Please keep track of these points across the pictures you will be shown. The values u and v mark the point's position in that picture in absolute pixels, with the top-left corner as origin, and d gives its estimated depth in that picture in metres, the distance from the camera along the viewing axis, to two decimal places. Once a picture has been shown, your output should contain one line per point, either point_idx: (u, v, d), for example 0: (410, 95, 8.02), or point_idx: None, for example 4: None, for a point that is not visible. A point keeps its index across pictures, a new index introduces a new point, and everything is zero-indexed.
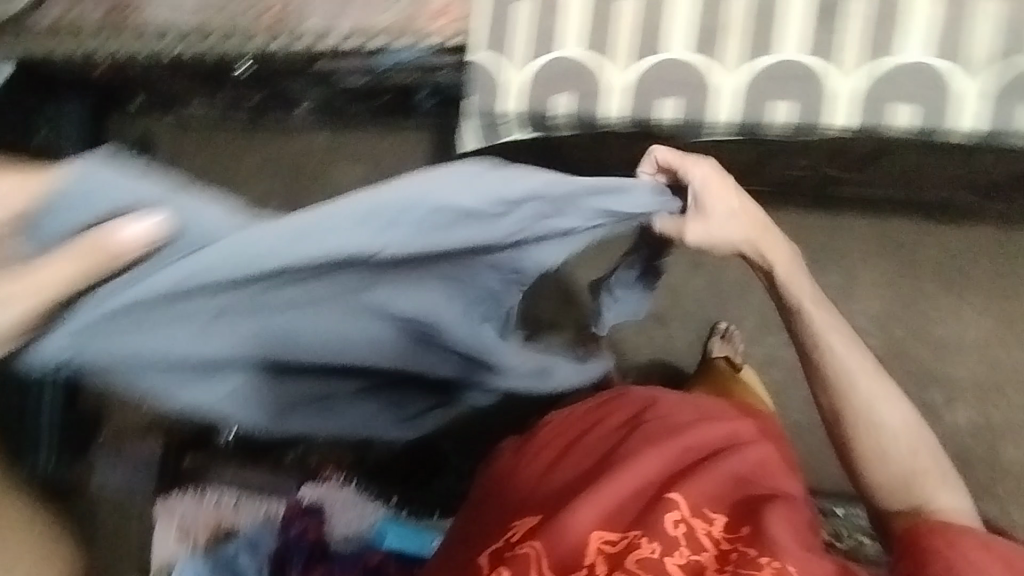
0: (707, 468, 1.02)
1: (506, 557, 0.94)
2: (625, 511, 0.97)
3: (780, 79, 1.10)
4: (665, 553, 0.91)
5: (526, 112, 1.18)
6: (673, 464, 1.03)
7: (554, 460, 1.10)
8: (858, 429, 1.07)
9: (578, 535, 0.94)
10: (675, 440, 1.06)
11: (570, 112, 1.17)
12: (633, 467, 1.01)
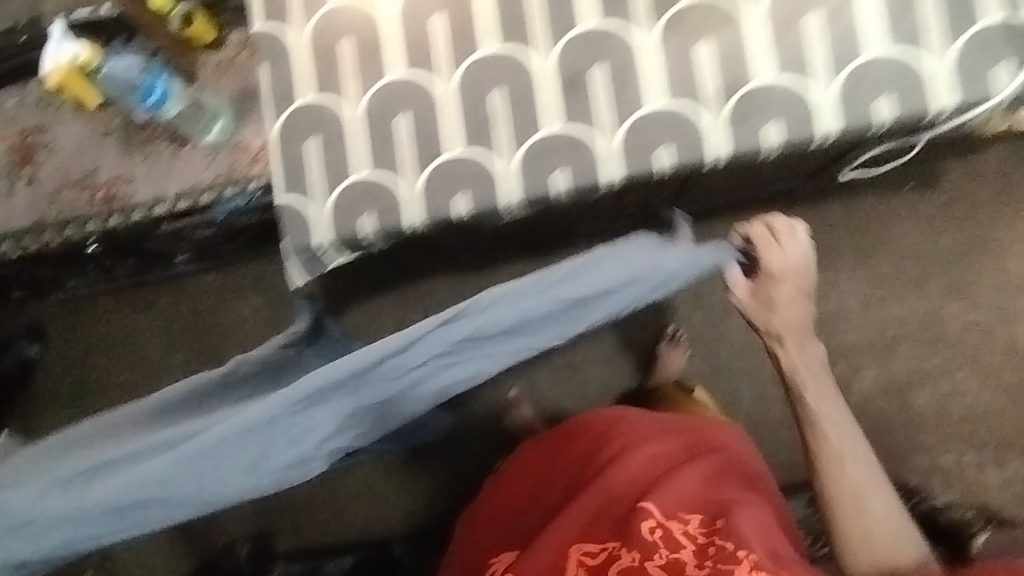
0: (679, 471, 0.92)
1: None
2: (603, 522, 0.89)
3: (575, 154, 0.93)
4: (647, 560, 0.82)
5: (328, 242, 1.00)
6: (648, 469, 0.93)
7: (529, 486, 1.03)
8: (841, 497, 0.89)
9: (559, 552, 0.88)
10: (647, 446, 0.97)
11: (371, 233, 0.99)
12: (608, 482, 0.92)
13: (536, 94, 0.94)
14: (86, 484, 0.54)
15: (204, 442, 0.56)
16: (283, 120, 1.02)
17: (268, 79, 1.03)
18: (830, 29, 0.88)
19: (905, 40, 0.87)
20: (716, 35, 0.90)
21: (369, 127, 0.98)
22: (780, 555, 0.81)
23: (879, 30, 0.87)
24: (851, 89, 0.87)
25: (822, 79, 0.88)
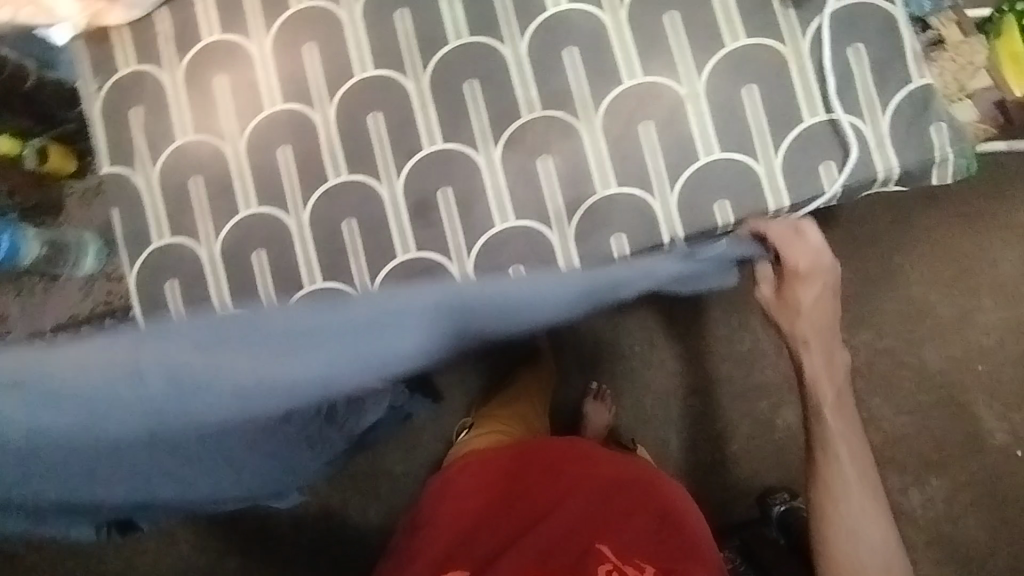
0: (630, 519, 0.85)
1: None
2: (563, 553, 0.81)
3: (431, 280, 0.93)
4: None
5: None
6: (601, 510, 0.86)
7: (484, 528, 0.87)
8: (838, 519, 0.78)
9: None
10: (601, 486, 0.90)
11: None
12: (562, 514, 0.85)
13: (384, 220, 0.95)
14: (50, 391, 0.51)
15: (227, 340, 0.57)
16: (140, 262, 1.01)
17: (120, 224, 1.02)
18: (662, 137, 0.90)
19: (733, 147, 0.89)
20: (557, 150, 0.92)
21: (224, 267, 0.98)
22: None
23: (709, 136, 0.89)
24: (694, 191, 0.89)
25: (661, 190, 0.90)
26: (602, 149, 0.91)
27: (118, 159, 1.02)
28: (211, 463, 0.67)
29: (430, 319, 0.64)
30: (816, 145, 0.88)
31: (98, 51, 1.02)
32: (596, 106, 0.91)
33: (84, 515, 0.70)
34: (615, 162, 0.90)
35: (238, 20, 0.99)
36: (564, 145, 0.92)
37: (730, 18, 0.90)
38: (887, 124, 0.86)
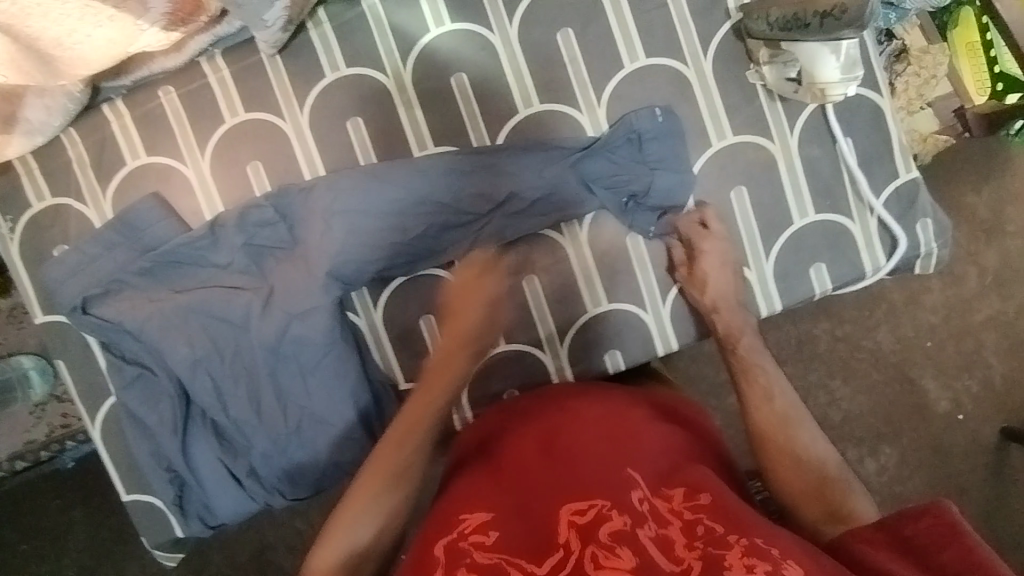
0: (646, 437, 0.72)
1: (462, 559, 0.61)
2: (590, 476, 0.67)
3: None
4: (636, 524, 0.60)
5: (193, 531, 0.93)
6: (620, 434, 0.72)
7: (489, 476, 0.71)
8: (787, 458, 0.72)
9: (541, 520, 0.64)
10: (612, 418, 0.75)
11: (230, 518, 0.93)
12: (578, 446, 0.71)
13: (367, 348, 0.92)
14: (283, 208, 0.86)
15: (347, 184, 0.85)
16: (102, 416, 0.91)
17: (66, 370, 0.91)
18: (649, 249, 0.87)
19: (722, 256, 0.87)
20: (541, 269, 0.88)
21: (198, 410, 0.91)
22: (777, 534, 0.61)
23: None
24: (684, 303, 0.88)
25: (652, 304, 0.88)
26: (589, 265, 0.87)
27: (50, 304, 0.90)
28: (270, 379, 0.88)
29: (421, 205, 0.85)
30: (804, 245, 0.86)
31: (0, 182, 0.88)
32: (580, 222, 0.87)
33: (164, 384, 0.88)
34: (601, 277, 0.88)
35: (167, 140, 0.87)
36: (549, 262, 0.88)
37: (714, 116, 0.85)
38: (874, 222, 0.85)
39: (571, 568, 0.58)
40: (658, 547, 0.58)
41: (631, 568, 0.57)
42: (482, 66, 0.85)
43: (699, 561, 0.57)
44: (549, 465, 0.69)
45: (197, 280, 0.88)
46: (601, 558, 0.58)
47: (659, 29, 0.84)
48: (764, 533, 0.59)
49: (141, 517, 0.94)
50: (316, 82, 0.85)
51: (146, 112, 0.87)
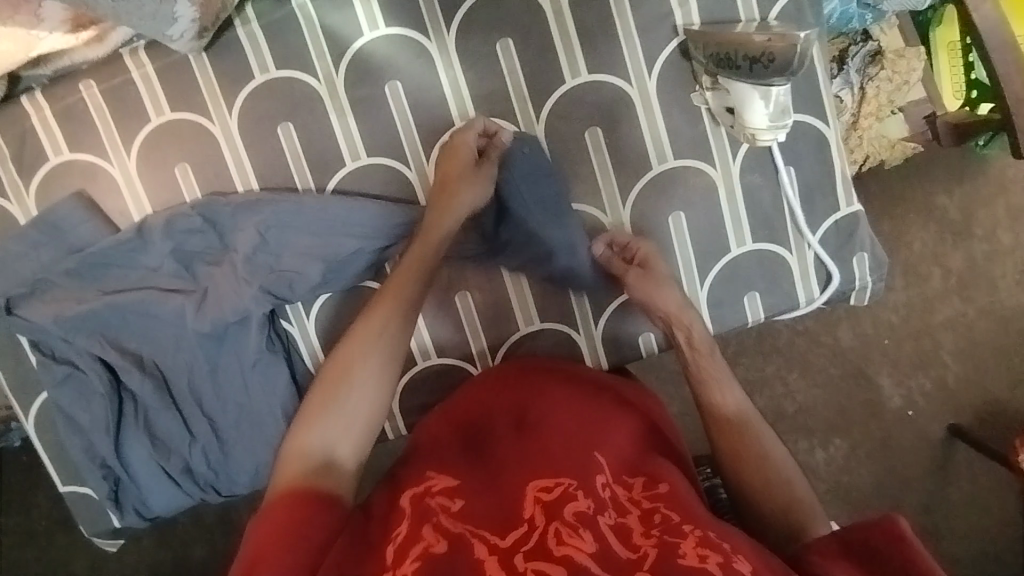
0: (615, 421, 0.72)
1: (426, 518, 0.59)
2: (561, 457, 0.65)
3: None
4: (599, 509, 0.59)
5: (130, 523, 0.95)
6: (593, 418, 0.71)
7: (457, 445, 0.70)
8: (749, 455, 0.71)
9: (507, 492, 0.62)
10: (587, 397, 0.74)
11: (165, 513, 0.94)
12: (550, 423, 0.69)
13: (298, 356, 0.92)
14: (213, 217, 0.84)
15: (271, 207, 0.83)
16: (35, 410, 0.92)
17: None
18: (585, 270, 0.87)
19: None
20: (475, 286, 0.87)
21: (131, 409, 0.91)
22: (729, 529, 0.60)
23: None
24: (618, 325, 0.89)
25: (585, 325, 0.89)
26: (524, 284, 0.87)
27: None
28: (203, 384, 0.88)
29: (357, 224, 0.84)
30: (739, 274, 0.85)
31: None
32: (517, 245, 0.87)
33: (95, 384, 0.88)
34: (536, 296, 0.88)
35: (91, 137, 0.84)
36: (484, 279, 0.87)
37: (655, 138, 0.82)
38: (812, 254, 0.84)
39: (532, 543, 0.56)
40: (617, 534, 0.57)
41: (592, 552, 0.54)
42: (418, 75, 0.81)
43: (655, 549, 0.55)
44: (523, 443, 0.68)
45: (126, 281, 0.86)
46: (564, 536, 0.56)
47: (604, 43, 0.80)
48: (715, 526, 0.59)
49: (79, 507, 0.96)
50: (245, 84, 0.82)
51: (67, 107, 0.84)
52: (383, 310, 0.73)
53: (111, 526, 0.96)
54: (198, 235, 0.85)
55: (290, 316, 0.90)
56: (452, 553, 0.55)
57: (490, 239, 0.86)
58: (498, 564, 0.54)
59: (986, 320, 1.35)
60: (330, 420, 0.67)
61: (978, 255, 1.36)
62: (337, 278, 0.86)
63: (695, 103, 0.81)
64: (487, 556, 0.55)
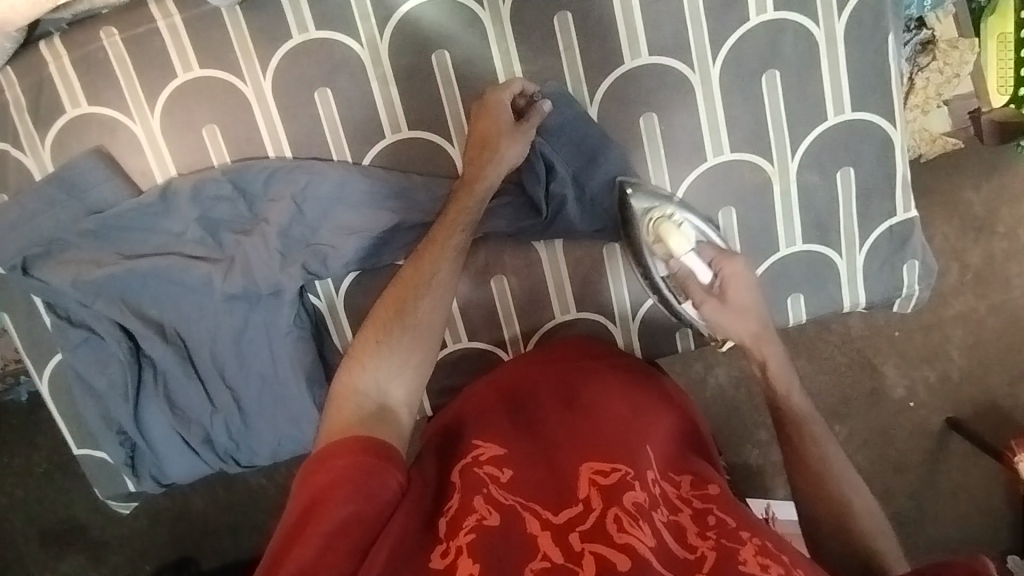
0: (663, 414, 0.72)
1: (479, 487, 0.60)
2: (614, 443, 0.66)
3: None
4: (654, 504, 0.59)
5: (146, 488, 0.94)
6: (645, 406, 0.72)
7: (507, 416, 0.71)
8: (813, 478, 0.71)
9: (561, 475, 0.63)
10: (637, 384, 0.74)
11: (182, 479, 0.93)
12: (601, 409, 0.70)
13: (326, 331, 0.89)
14: (246, 184, 0.80)
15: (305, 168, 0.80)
16: (49, 371, 0.89)
17: (9, 323, 0.87)
18: (628, 262, 0.84)
19: None
20: (512, 271, 0.84)
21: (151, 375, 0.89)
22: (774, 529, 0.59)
23: None
24: (657, 320, 0.86)
25: (622, 318, 0.86)
26: (564, 272, 0.84)
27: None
28: (227, 355, 0.85)
29: (395, 200, 0.80)
30: (785, 275, 0.83)
31: None
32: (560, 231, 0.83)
33: (112, 350, 0.85)
34: (575, 285, 0.85)
35: (112, 90, 0.79)
36: (524, 264, 0.84)
37: (713, 130, 0.78)
38: (861, 260, 0.82)
39: (589, 525, 0.56)
40: (671, 531, 0.57)
41: (650, 545, 0.54)
42: (468, 45, 0.77)
43: (714, 551, 0.54)
44: (576, 425, 0.69)
45: (148, 246, 0.82)
46: (624, 524, 0.56)
47: (668, 24, 0.75)
48: (774, 536, 0.58)
49: (95, 468, 0.94)
50: (281, 42, 0.77)
51: (86, 55, 0.78)
52: (429, 259, 0.71)
53: (129, 488, 0.95)
54: (230, 202, 0.81)
55: (320, 290, 0.87)
56: (506, 525, 0.56)
57: (546, 212, 0.79)
58: (553, 541, 0.55)
59: (999, 317, 1.24)
60: (381, 364, 0.67)
61: (997, 252, 1.24)
62: (370, 256, 0.82)
63: (759, 94, 0.77)
64: (541, 532, 0.56)
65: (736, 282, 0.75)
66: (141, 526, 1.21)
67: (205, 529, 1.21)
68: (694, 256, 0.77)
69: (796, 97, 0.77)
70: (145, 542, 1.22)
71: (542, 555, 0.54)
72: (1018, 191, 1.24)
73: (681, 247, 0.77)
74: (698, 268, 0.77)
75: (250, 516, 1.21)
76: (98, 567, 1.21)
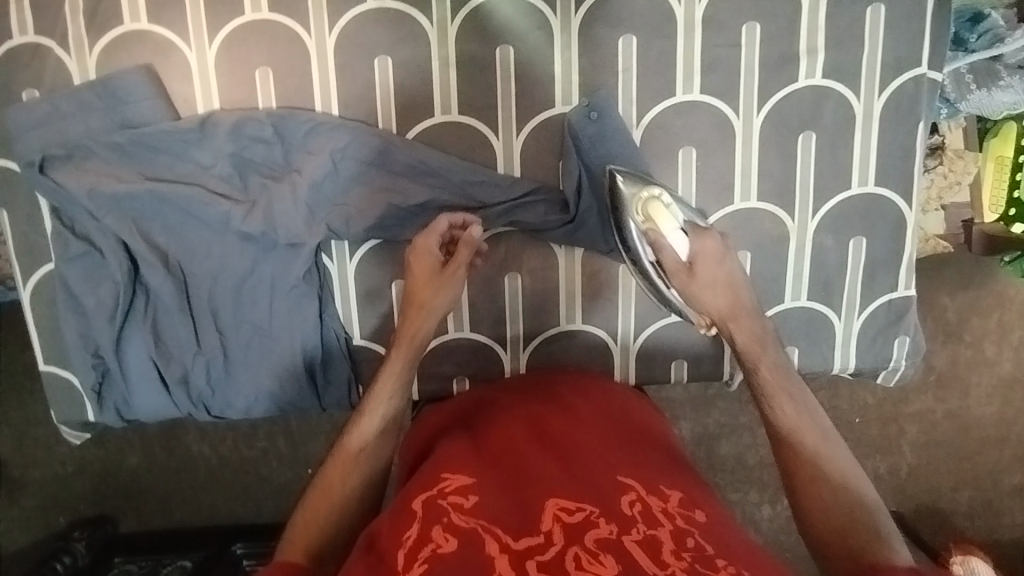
0: (647, 445, 0.69)
1: (439, 517, 0.59)
2: (581, 477, 0.62)
3: (373, 370, 0.90)
4: (623, 533, 0.57)
5: (109, 420, 0.89)
6: (619, 442, 0.68)
7: (475, 446, 0.68)
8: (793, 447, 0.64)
9: (526, 504, 0.60)
10: (613, 421, 0.71)
11: (148, 420, 0.89)
12: (576, 440, 0.67)
13: (330, 293, 0.87)
14: (285, 132, 0.81)
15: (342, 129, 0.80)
16: (35, 280, 0.86)
17: (8, 223, 0.84)
18: (639, 284, 0.86)
19: None
20: (527, 270, 0.85)
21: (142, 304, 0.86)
22: (762, 556, 0.60)
23: None
24: (655, 346, 0.88)
25: (623, 337, 0.87)
26: (576, 282, 0.86)
27: (6, 149, 0.83)
28: (224, 299, 0.84)
29: (430, 177, 0.81)
30: (785, 327, 0.86)
31: None
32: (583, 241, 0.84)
33: (109, 269, 0.82)
34: (585, 297, 0.86)
35: (176, 13, 0.79)
36: (541, 266, 0.85)
37: (744, 175, 0.82)
38: (857, 325, 0.86)
39: (548, 556, 0.55)
40: (645, 551, 0.56)
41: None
42: (532, 48, 0.79)
43: (685, 572, 0.54)
44: (544, 459, 0.65)
45: (172, 172, 0.81)
46: (584, 561, 0.55)
47: (722, 69, 0.79)
48: (748, 557, 0.58)
49: (61, 389, 0.90)
50: (352, 4, 0.78)
51: None
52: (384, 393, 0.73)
53: (92, 416, 0.91)
54: (266, 146, 0.81)
55: (335, 251, 0.86)
56: (462, 552, 0.56)
57: (574, 211, 0.82)
58: (510, 566, 0.55)
59: (953, 423, 1.25)
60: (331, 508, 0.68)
61: (962, 360, 1.24)
62: (393, 227, 0.83)
63: (790, 152, 0.81)
64: (499, 556, 0.55)
65: (711, 259, 0.69)
66: (71, 475, 1.15)
67: (136, 490, 1.16)
68: (679, 234, 0.72)
69: (825, 162, 0.81)
70: (76, 487, 1.16)
71: None
72: (992, 304, 1.22)
73: (667, 224, 0.72)
74: (677, 242, 0.71)
75: (190, 479, 1.17)
76: (18, 508, 1.16)
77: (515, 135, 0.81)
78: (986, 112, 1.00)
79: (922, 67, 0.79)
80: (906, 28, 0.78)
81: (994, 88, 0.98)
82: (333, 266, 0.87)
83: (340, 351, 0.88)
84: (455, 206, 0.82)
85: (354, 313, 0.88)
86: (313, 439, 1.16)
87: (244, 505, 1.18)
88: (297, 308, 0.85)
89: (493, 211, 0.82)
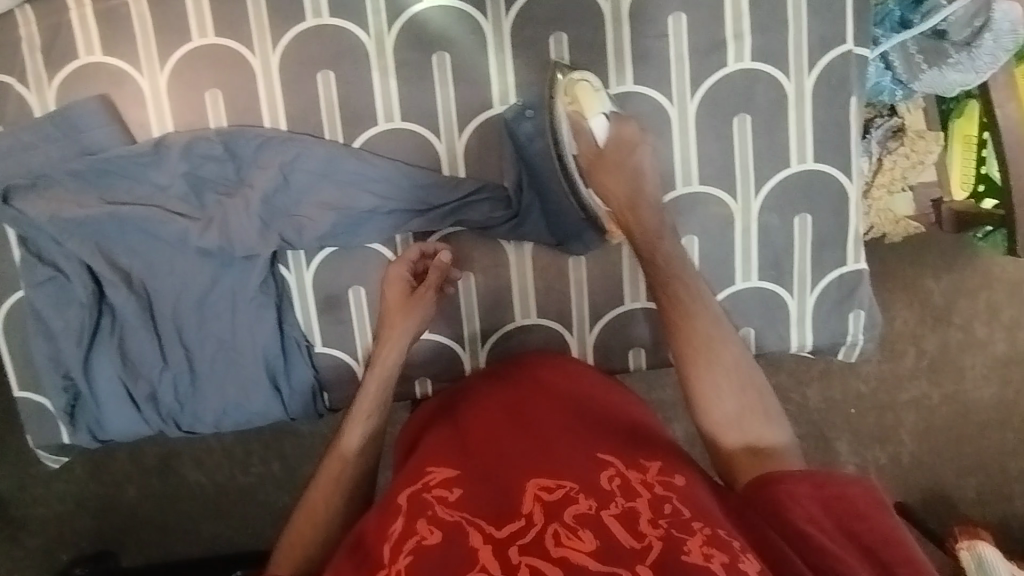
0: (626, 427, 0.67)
1: (423, 511, 0.58)
2: (560, 457, 0.61)
3: (337, 377, 0.92)
4: (602, 507, 0.55)
5: (83, 440, 0.91)
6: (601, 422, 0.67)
7: (458, 440, 0.67)
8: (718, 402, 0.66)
9: (506, 488, 0.58)
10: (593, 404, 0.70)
11: (122, 438, 0.91)
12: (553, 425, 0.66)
13: (289, 303, 0.89)
14: (235, 149, 0.84)
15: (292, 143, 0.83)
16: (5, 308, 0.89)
17: None
18: (591, 275, 0.87)
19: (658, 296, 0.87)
20: (480, 269, 0.87)
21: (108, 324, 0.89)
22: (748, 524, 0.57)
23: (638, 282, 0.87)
24: (611, 336, 0.88)
25: (579, 328, 0.88)
26: (529, 277, 0.87)
27: None
28: (187, 315, 0.86)
29: (378, 184, 0.84)
30: (739, 308, 0.86)
31: None
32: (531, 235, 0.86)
33: (72, 290, 0.85)
34: (540, 291, 0.88)
35: (127, 44, 0.83)
36: (493, 263, 0.87)
37: (684, 161, 0.83)
38: (811, 302, 0.87)
39: (529, 538, 0.52)
40: (623, 525, 0.53)
41: (592, 551, 0.51)
42: (467, 52, 0.82)
43: (662, 540, 0.52)
44: (523, 444, 0.64)
45: (131, 195, 0.84)
46: (563, 537, 0.52)
47: (654, 61, 0.81)
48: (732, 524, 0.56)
49: (35, 412, 0.92)
50: (292, 23, 0.82)
51: (110, 9, 0.82)
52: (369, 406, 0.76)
53: (67, 438, 0.92)
54: (217, 163, 0.84)
55: (294, 260, 0.88)
56: (443, 545, 0.53)
57: (516, 207, 0.84)
58: (493, 557, 0.51)
59: (940, 404, 1.23)
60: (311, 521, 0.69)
61: (949, 341, 1.22)
62: (345, 235, 0.85)
63: (728, 137, 0.83)
64: (482, 545, 0.52)
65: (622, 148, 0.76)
66: (62, 509, 1.17)
67: (126, 520, 1.17)
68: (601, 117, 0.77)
69: (763, 144, 0.83)
70: (67, 521, 1.17)
71: (481, 567, 0.51)
72: (973, 282, 1.22)
73: (592, 109, 0.77)
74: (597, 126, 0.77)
75: (179, 505, 1.18)
76: (12, 545, 1.17)
77: (457, 136, 0.84)
78: (941, 90, 0.97)
79: (848, 45, 0.81)
80: (828, 9, 0.80)
81: (945, 67, 0.94)
82: (292, 276, 0.89)
83: (303, 360, 0.90)
84: (405, 211, 0.85)
85: (315, 321, 0.90)
86: (295, 455, 1.17)
87: (234, 528, 1.18)
88: (258, 319, 0.87)
89: (440, 213, 0.84)
